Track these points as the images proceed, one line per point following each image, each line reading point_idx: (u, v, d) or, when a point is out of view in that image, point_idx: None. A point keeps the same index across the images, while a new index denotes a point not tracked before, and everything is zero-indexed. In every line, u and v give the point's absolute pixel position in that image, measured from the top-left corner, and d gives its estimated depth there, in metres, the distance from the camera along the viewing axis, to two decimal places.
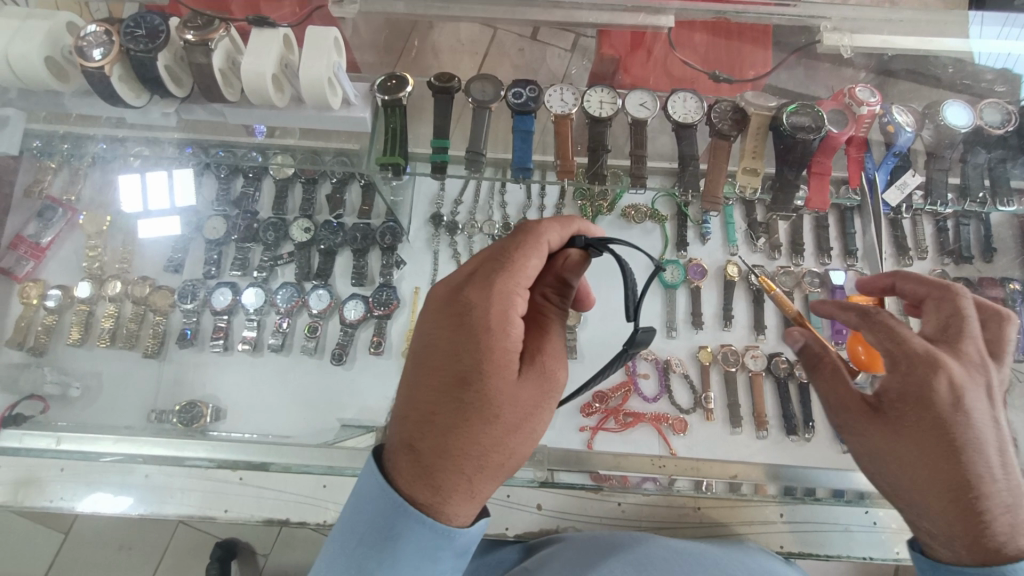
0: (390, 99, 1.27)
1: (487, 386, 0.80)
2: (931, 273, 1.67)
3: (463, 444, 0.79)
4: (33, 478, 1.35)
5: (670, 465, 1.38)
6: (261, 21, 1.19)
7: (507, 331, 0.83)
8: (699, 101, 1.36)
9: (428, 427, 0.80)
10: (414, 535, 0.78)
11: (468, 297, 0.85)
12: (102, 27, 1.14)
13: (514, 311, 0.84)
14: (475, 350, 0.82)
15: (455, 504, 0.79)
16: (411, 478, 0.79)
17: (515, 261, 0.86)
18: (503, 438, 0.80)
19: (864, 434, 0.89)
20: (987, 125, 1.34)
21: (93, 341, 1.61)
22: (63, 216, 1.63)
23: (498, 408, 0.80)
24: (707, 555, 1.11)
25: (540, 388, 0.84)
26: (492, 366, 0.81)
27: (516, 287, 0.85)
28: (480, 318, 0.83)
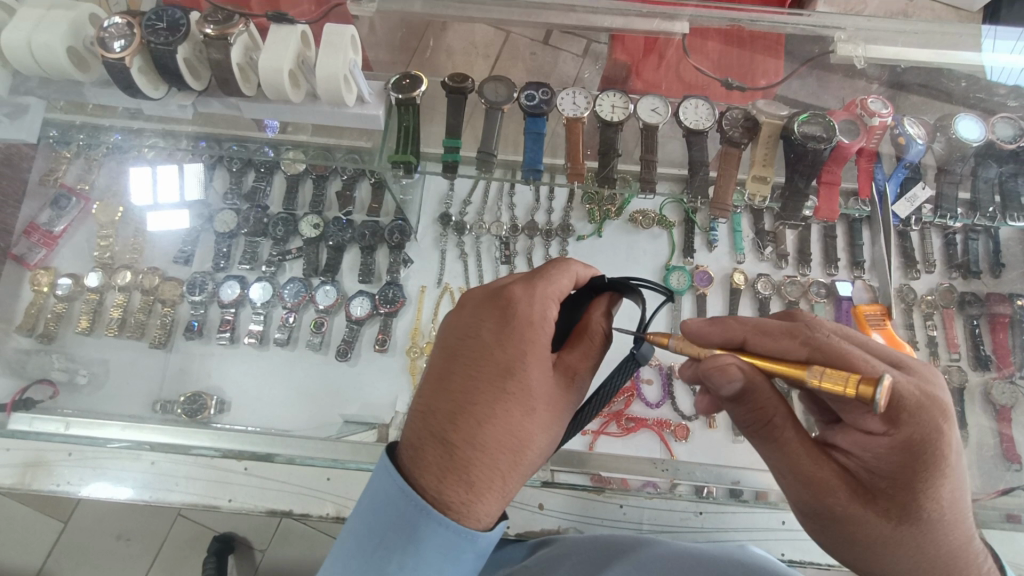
0: (404, 98, 1.29)
1: (527, 379, 0.82)
2: (937, 287, 1.68)
3: (499, 436, 0.79)
4: (39, 463, 1.36)
5: (671, 469, 1.38)
6: (280, 17, 1.22)
7: (546, 331, 0.86)
8: (710, 108, 1.35)
9: (463, 418, 0.80)
10: (437, 537, 0.76)
11: (511, 294, 0.87)
12: (124, 20, 1.16)
13: (552, 315, 0.87)
14: (516, 345, 0.84)
15: (485, 503, 0.79)
16: (441, 473, 0.78)
17: (554, 275, 0.91)
18: (536, 435, 0.82)
19: (868, 529, 0.79)
20: (999, 139, 1.34)
21: (101, 330, 1.63)
22: (76, 205, 1.65)
23: (535, 401, 0.82)
24: (704, 552, 1.06)
25: (569, 390, 0.87)
26: (532, 362, 0.83)
27: (552, 293, 0.89)
28: (522, 315, 0.85)
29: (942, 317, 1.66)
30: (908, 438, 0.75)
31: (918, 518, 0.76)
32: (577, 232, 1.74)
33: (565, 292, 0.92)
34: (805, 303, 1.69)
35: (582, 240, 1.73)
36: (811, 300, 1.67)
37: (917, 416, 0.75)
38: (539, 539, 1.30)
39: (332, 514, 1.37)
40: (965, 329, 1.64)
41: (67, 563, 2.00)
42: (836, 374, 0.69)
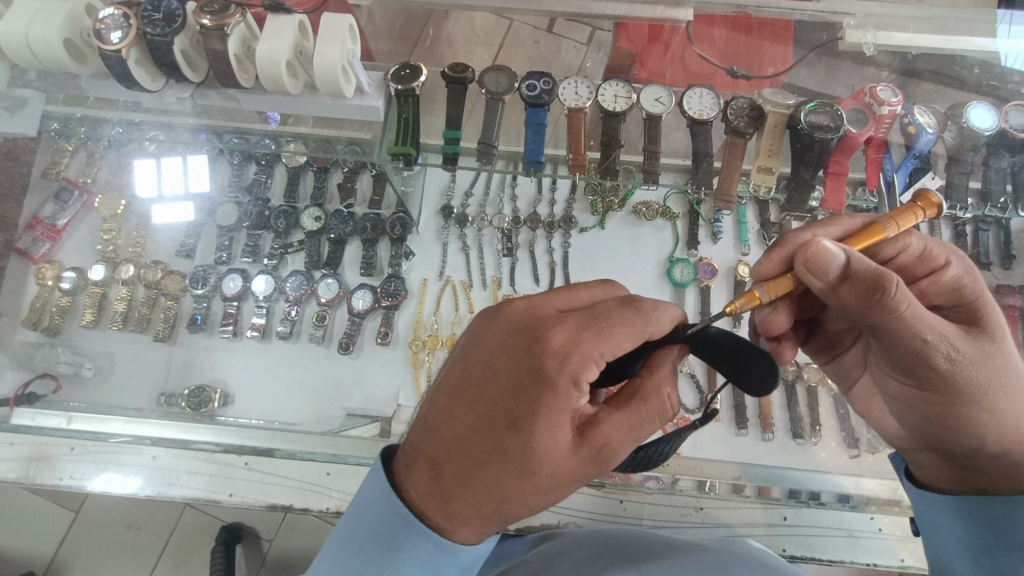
0: (404, 89, 1.26)
1: (534, 440, 0.76)
2: None
3: (489, 483, 0.77)
4: (45, 456, 1.37)
5: (674, 464, 1.37)
6: (277, 7, 1.20)
7: (572, 397, 0.78)
8: (715, 97, 1.32)
9: (459, 452, 0.78)
10: (417, 555, 0.79)
11: (548, 341, 0.79)
12: (119, 11, 1.14)
13: (588, 378, 0.78)
14: (533, 400, 0.77)
15: (461, 533, 0.79)
16: (427, 495, 0.79)
17: (610, 330, 0.81)
18: (527, 493, 0.78)
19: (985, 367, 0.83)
20: (1012, 128, 1.31)
21: (106, 323, 1.65)
22: (79, 198, 1.66)
23: (536, 464, 0.77)
24: (707, 551, 1.04)
25: (587, 461, 0.80)
26: (545, 422, 0.76)
27: (598, 355, 0.79)
28: (550, 372, 0.78)
29: None
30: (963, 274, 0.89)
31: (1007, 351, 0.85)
32: (580, 224, 1.72)
33: (616, 353, 0.81)
34: None
35: (585, 232, 1.72)
36: None
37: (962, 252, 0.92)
38: (538, 534, 1.30)
39: (333, 509, 1.37)
40: None
41: (79, 551, 2.03)
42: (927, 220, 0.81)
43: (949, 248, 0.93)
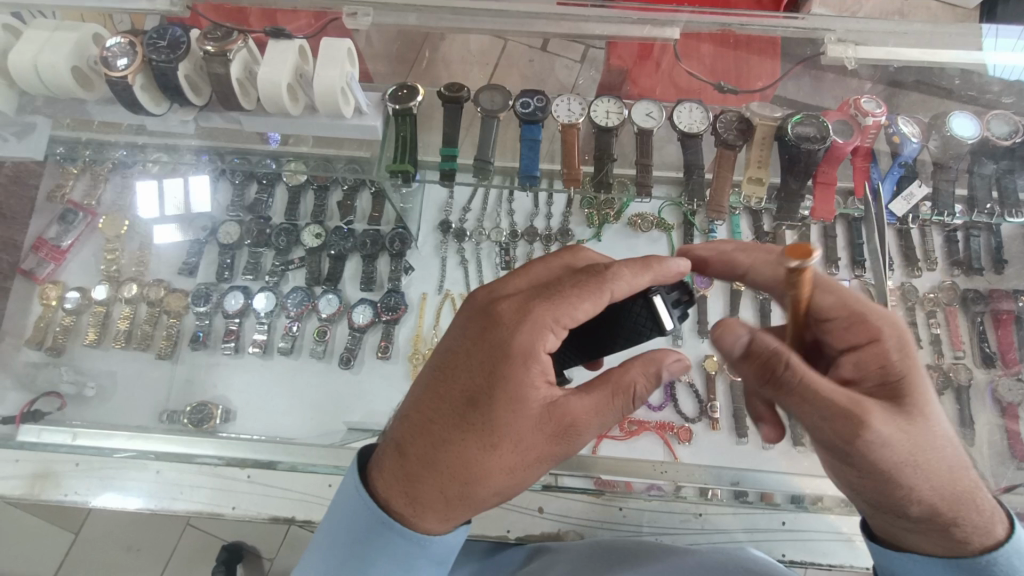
0: (401, 108, 1.30)
1: (494, 412, 0.79)
2: (939, 285, 1.70)
3: (451, 463, 0.79)
4: (49, 472, 1.39)
5: (671, 471, 1.37)
6: (278, 33, 1.24)
7: (529, 368, 0.80)
8: (705, 111, 1.37)
9: (423, 433, 0.81)
10: (391, 546, 0.81)
11: (501, 314, 0.83)
12: (126, 39, 1.19)
13: (543, 348, 0.81)
14: (491, 373, 0.80)
15: (429, 520, 0.81)
16: (391, 484, 0.81)
17: (564, 298, 0.83)
18: (494, 471, 0.80)
19: (897, 443, 0.75)
20: (994, 137, 1.34)
21: (109, 342, 1.66)
22: (83, 220, 1.68)
23: (499, 438, 0.79)
24: (705, 555, 1.05)
25: (554, 437, 0.81)
26: (504, 394, 0.79)
27: (553, 326, 0.82)
28: (507, 344, 0.81)
29: (945, 314, 1.70)
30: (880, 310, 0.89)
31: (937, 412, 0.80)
32: (577, 237, 1.75)
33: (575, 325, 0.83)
34: None
35: (581, 245, 1.74)
36: None
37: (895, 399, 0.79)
38: (538, 543, 1.30)
39: None
40: (969, 325, 1.69)
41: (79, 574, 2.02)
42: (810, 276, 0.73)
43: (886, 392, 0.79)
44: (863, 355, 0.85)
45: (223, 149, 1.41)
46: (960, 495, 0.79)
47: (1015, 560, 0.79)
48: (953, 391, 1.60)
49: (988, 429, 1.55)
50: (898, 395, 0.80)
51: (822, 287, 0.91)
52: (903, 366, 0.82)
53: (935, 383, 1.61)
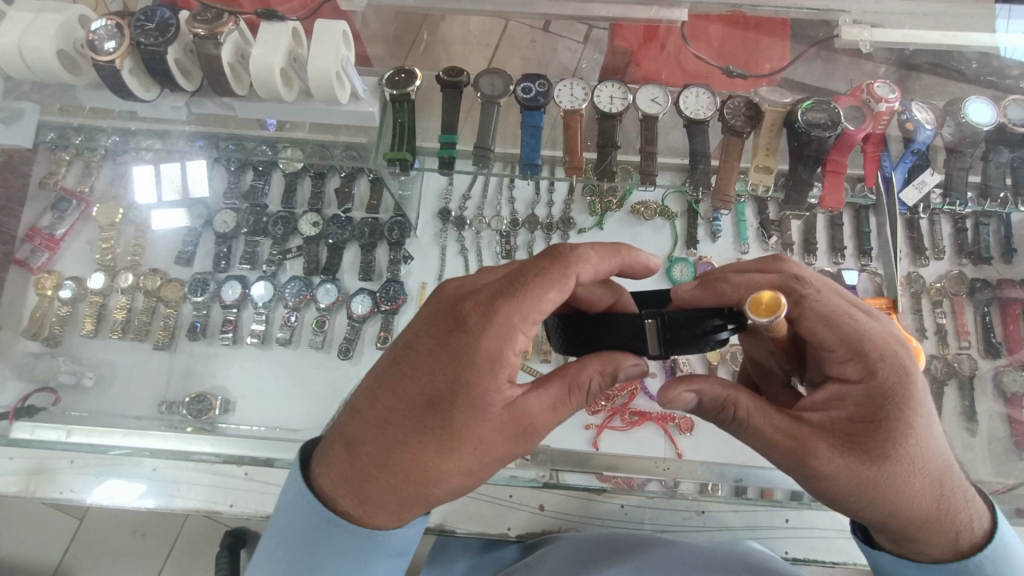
0: (399, 94, 1.26)
1: (453, 417, 0.77)
2: (947, 274, 1.67)
3: (404, 467, 0.78)
4: (47, 468, 1.40)
5: (674, 467, 1.34)
6: (270, 14, 1.20)
7: (493, 373, 0.77)
8: (712, 96, 1.32)
9: (376, 434, 0.80)
10: (343, 544, 0.82)
11: (466, 314, 0.79)
12: (112, 21, 1.14)
13: (509, 351, 0.77)
14: (452, 375, 0.78)
15: (382, 517, 0.81)
16: (342, 483, 0.81)
17: (533, 296, 0.77)
18: (451, 476, 0.79)
19: (843, 482, 0.76)
20: (1012, 122, 1.29)
21: (106, 332, 1.65)
22: (77, 208, 1.66)
23: (457, 444, 0.77)
24: (709, 552, 1.06)
25: (514, 444, 0.80)
26: (464, 398, 0.77)
27: (520, 326, 0.78)
28: (471, 346, 0.77)
29: (953, 304, 1.66)
30: (881, 343, 0.79)
31: (913, 454, 0.75)
32: (579, 225, 1.72)
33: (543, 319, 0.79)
34: None
35: (583, 233, 1.71)
36: None
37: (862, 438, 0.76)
38: (539, 541, 1.30)
39: None
40: (976, 316, 1.65)
41: (84, 560, 2.03)
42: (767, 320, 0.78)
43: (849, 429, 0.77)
44: (842, 390, 0.80)
45: (223, 135, 1.39)
46: (927, 519, 0.78)
47: (986, 564, 0.81)
48: (958, 381, 1.58)
49: (990, 419, 1.54)
50: (863, 438, 0.76)
51: (823, 320, 0.81)
52: (884, 410, 0.76)
53: (937, 373, 1.58)
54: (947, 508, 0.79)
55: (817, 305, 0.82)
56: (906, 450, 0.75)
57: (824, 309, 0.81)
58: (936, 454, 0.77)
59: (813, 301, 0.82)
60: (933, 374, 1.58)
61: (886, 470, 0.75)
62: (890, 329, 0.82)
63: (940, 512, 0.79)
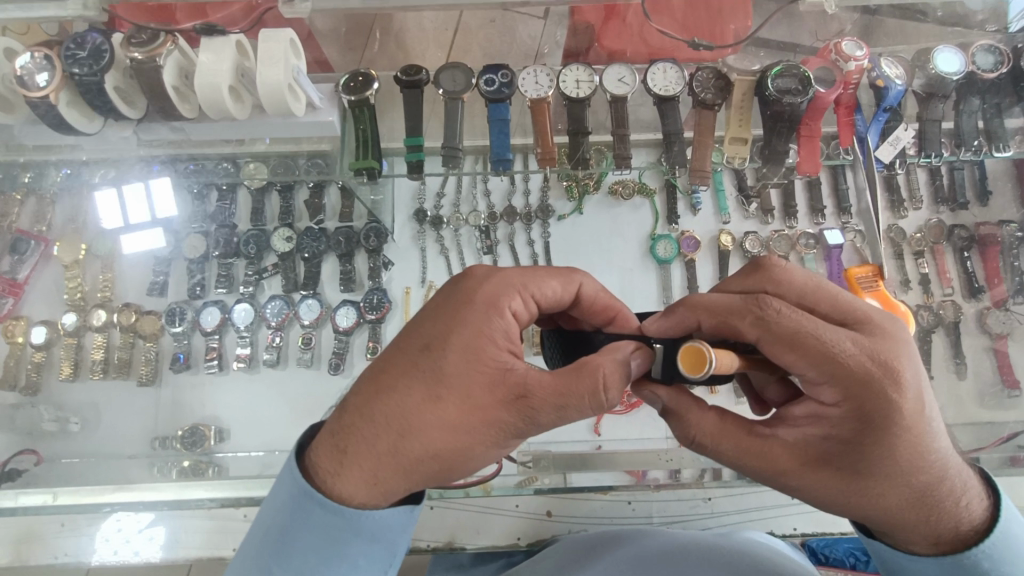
0: (356, 99, 1.21)
1: (444, 360, 0.78)
2: (926, 223, 1.68)
3: (388, 415, 0.77)
4: (34, 532, 1.36)
5: (677, 457, 1.31)
6: (209, 29, 1.13)
7: (490, 317, 0.80)
8: (679, 70, 1.28)
9: (369, 384, 0.80)
10: (310, 518, 0.77)
11: (473, 269, 0.87)
12: (39, 53, 1.07)
13: (507, 301, 0.82)
14: (451, 319, 0.81)
15: (353, 481, 0.76)
16: (324, 442, 0.78)
17: (540, 271, 0.88)
18: (429, 430, 0.76)
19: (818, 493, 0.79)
20: (979, 70, 1.29)
21: (86, 374, 1.60)
22: (36, 249, 1.58)
23: (445, 392, 0.76)
24: (716, 548, 1.07)
25: (501, 407, 0.77)
26: (458, 337, 0.79)
27: (520, 285, 0.85)
28: (474, 293, 0.83)
29: (933, 253, 1.68)
30: (858, 368, 0.73)
31: (891, 473, 0.75)
32: (558, 212, 1.69)
33: (543, 295, 0.87)
34: (795, 256, 1.68)
35: (563, 220, 1.69)
36: (800, 252, 1.66)
37: (837, 455, 0.77)
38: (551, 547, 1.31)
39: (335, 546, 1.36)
40: (957, 262, 1.67)
41: None
42: (690, 361, 0.74)
43: (822, 445, 0.78)
44: (820, 410, 0.78)
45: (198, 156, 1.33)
46: (914, 524, 0.78)
47: (983, 561, 0.78)
48: (944, 329, 1.61)
49: (976, 362, 1.58)
50: (836, 456, 0.77)
51: (783, 345, 0.74)
52: (863, 432, 0.74)
53: (925, 323, 1.61)
54: (934, 515, 0.77)
55: (778, 329, 0.74)
56: (883, 465, 0.75)
57: (787, 334, 0.74)
58: (920, 467, 0.75)
59: (773, 326, 0.75)
60: (921, 324, 1.61)
61: (857, 482, 0.76)
62: (876, 353, 0.74)
63: (925, 517, 0.77)
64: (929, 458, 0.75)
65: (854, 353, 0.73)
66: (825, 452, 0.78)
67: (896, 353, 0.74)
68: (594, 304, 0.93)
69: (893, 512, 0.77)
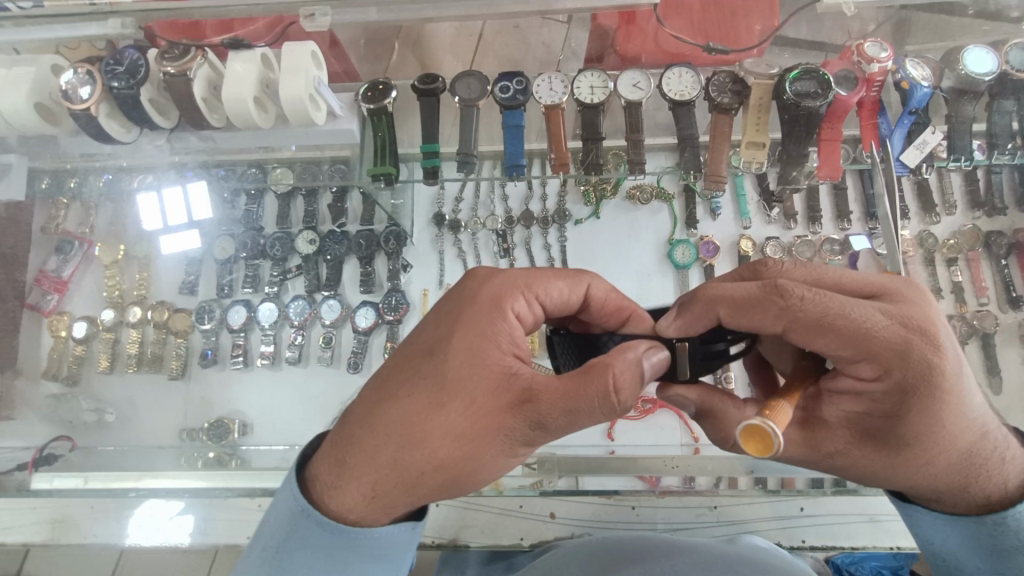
0: (375, 107, 1.23)
1: (446, 366, 0.79)
2: (960, 229, 1.62)
3: (390, 423, 0.79)
4: (68, 518, 1.44)
5: (685, 464, 1.31)
6: (236, 42, 1.19)
7: (491, 318, 0.82)
8: (695, 75, 1.28)
9: (372, 397, 0.82)
10: (311, 536, 0.81)
11: (473, 271, 0.90)
12: (82, 68, 1.15)
13: (508, 301, 0.84)
14: (452, 322, 0.83)
15: (354, 494, 0.79)
16: (326, 459, 0.81)
17: (545, 272, 0.90)
18: (429, 440, 0.77)
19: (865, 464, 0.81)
20: (1012, 68, 1.23)
21: (122, 368, 1.69)
22: (79, 249, 1.69)
23: (445, 398, 0.78)
24: (720, 555, 1.03)
25: (503, 412, 0.77)
26: (460, 341, 0.80)
27: (522, 286, 0.86)
28: (476, 297, 0.85)
29: (967, 260, 1.62)
30: (897, 343, 0.70)
31: (938, 437, 0.75)
32: (575, 216, 1.70)
33: (546, 296, 0.88)
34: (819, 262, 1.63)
35: (580, 224, 1.70)
36: (825, 258, 1.60)
37: (888, 430, 0.76)
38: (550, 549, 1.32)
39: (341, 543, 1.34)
40: (993, 270, 1.60)
41: None
42: (758, 447, 0.67)
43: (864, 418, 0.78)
44: (859, 387, 0.75)
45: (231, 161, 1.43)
46: (967, 480, 0.79)
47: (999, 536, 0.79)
48: (978, 339, 1.54)
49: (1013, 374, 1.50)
50: (880, 429, 0.77)
51: (815, 332, 0.71)
52: (906, 406, 0.73)
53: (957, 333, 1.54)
54: (980, 469, 0.78)
55: (804, 316, 0.71)
56: (923, 433, 0.75)
57: (815, 320, 0.71)
58: (960, 430, 0.75)
59: (799, 314, 0.71)
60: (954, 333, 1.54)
61: (895, 447, 0.77)
62: (908, 319, 0.71)
63: (966, 475, 0.78)
64: (973, 413, 0.76)
65: (889, 325, 0.70)
66: (875, 425, 0.77)
67: (927, 320, 0.71)
68: (604, 306, 0.94)
69: (946, 473, 0.78)
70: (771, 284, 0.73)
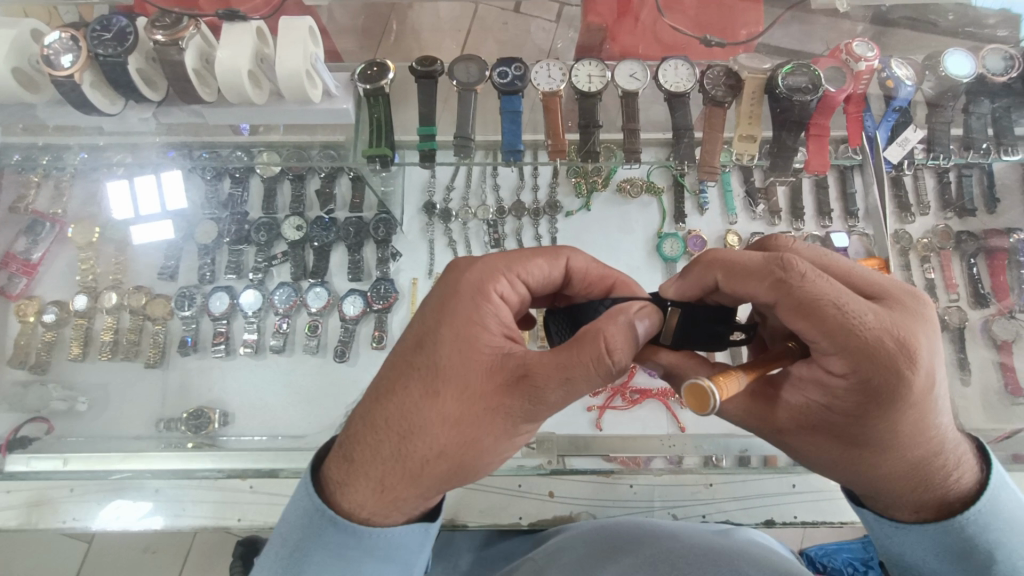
0: (372, 88, 1.22)
1: (439, 355, 0.78)
2: (933, 228, 1.69)
3: (390, 416, 0.78)
4: (44, 500, 1.40)
5: (680, 443, 1.37)
6: (231, 14, 1.13)
7: (479, 303, 0.81)
8: (690, 68, 1.30)
9: (372, 392, 0.81)
10: (325, 537, 0.79)
11: (454, 261, 0.88)
12: (67, 33, 1.11)
13: (492, 284, 0.83)
14: (440, 310, 0.82)
15: (364, 491, 0.78)
16: (336, 461, 0.79)
17: (526, 254, 0.89)
18: (429, 428, 0.76)
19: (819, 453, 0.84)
20: (989, 73, 1.30)
21: (94, 355, 1.61)
22: (51, 230, 1.62)
23: (440, 386, 0.77)
24: (716, 547, 1.04)
25: (501, 392, 0.77)
26: (450, 329, 0.79)
27: (504, 268, 0.85)
28: (460, 283, 0.83)
29: (940, 258, 1.68)
30: (872, 344, 0.71)
31: (892, 441, 0.77)
32: (566, 208, 1.71)
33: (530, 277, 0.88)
34: None
35: (571, 216, 1.70)
36: None
37: (847, 425, 0.78)
38: (552, 527, 1.31)
39: None
40: (963, 269, 1.67)
41: None
42: (695, 402, 0.68)
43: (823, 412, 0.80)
44: (825, 379, 0.77)
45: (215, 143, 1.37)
46: (910, 490, 0.81)
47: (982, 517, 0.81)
48: (950, 333, 1.60)
49: (982, 368, 1.57)
50: (839, 424, 0.79)
51: (798, 312, 0.72)
52: (865, 407, 0.75)
53: None
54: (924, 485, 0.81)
55: (800, 293, 0.72)
56: (878, 435, 0.77)
57: (806, 300, 0.72)
58: (912, 440, 0.77)
59: (795, 290, 0.72)
60: None
61: (850, 443, 0.79)
62: (895, 328, 0.72)
63: (910, 483, 0.81)
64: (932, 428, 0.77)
65: (874, 325, 0.71)
66: (832, 418, 0.79)
67: (914, 333, 0.72)
68: (586, 277, 0.94)
69: (890, 480, 0.80)
70: (780, 257, 0.74)
